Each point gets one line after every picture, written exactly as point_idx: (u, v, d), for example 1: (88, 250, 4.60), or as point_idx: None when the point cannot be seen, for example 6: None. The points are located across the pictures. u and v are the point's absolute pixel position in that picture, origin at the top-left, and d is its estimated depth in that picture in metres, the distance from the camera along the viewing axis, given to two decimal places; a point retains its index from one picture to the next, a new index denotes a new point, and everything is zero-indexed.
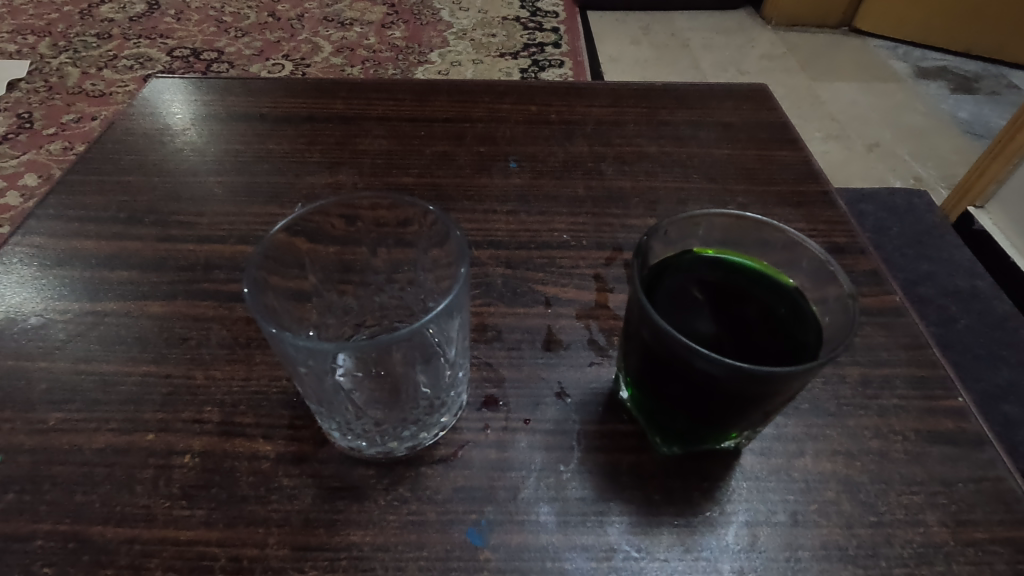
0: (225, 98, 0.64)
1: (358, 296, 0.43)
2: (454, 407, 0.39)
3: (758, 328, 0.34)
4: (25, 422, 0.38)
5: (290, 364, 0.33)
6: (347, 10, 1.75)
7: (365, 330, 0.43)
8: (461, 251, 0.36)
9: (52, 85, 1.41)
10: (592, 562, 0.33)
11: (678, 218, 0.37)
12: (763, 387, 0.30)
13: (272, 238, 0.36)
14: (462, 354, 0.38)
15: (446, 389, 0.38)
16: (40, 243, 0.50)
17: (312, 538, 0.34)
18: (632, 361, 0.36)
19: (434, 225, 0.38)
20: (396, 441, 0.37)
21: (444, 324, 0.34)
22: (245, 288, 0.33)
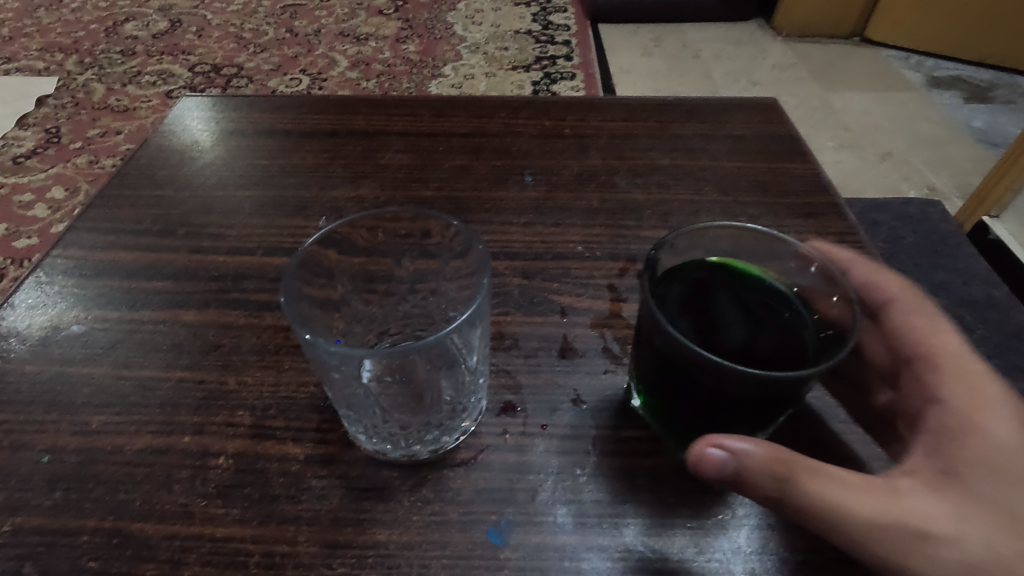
0: (252, 114, 0.67)
1: (382, 305, 0.45)
2: (474, 412, 0.41)
3: (766, 333, 0.35)
4: (69, 424, 0.40)
5: (322, 369, 0.35)
6: (363, 26, 1.79)
7: (388, 337, 0.44)
8: (483, 262, 0.38)
9: (79, 101, 1.46)
10: (608, 562, 0.34)
11: (684, 230, 0.39)
12: (774, 391, 0.32)
13: (305, 250, 0.38)
14: (481, 361, 0.40)
15: (467, 393, 0.40)
16: (79, 255, 0.52)
17: (340, 536, 0.35)
18: (645, 369, 0.37)
19: (457, 238, 0.40)
20: (418, 444, 0.39)
21: (467, 332, 0.36)
22: (281, 297, 0.35)
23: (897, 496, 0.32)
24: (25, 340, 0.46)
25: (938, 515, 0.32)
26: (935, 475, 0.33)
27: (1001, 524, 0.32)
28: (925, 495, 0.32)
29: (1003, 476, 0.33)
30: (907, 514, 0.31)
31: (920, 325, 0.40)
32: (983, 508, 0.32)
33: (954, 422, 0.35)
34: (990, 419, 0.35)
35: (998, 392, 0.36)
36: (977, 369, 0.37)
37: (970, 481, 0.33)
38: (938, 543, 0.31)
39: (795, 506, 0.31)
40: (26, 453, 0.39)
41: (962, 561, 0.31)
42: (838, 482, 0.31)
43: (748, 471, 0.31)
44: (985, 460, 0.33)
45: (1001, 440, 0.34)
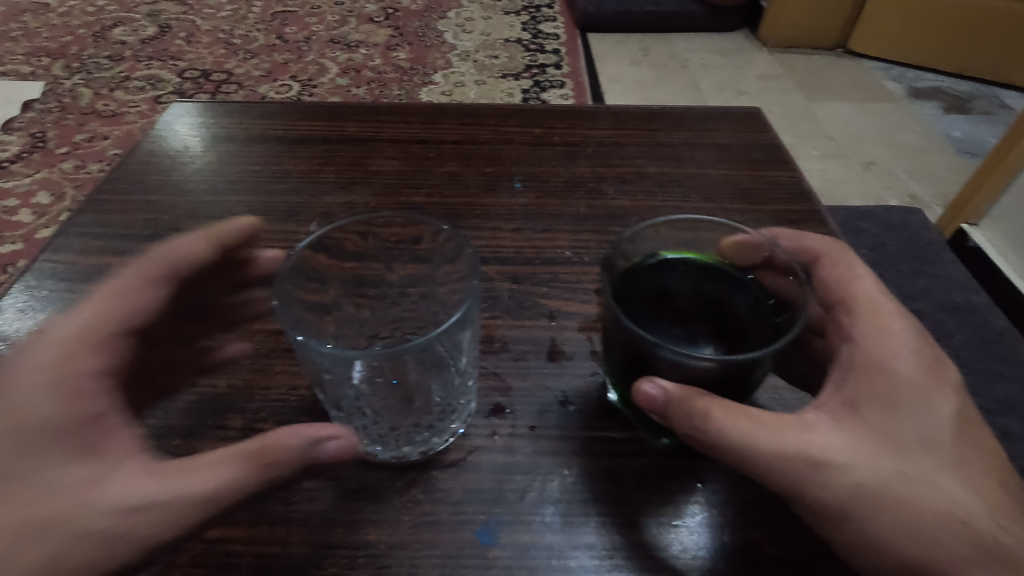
0: (243, 120, 0.67)
1: (373, 309, 0.45)
2: (464, 414, 0.41)
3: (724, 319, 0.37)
4: None
5: (313, 371, 0.36)
6: (354, 33, 1.80)
7: (378, 341, 0.45)
8: (472, 266, 0.38)
9: (67, 106, 1.45)
10: (595, 561, 0.35)
11: (642, 226, 0.40)
12: (738, 372, 0.34)
13: (297, 254, 0.38)
14: (469, 363, 0.40)
15: (456, 395, 0.40)
16: (69, 259, 0.52)
17: (331, 536, 0.36)
18: (613, 361, 0.39)
19: (449, 243, 0.41)
20: (408, 446, 0.39)
21: (455, 335, 0.36)
22: (273, 299, 0.36)
23: (801, 428, 0.34)
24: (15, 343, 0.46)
25: (836, 445, 0.34)
26: (836, 409, 0.36)
27: (892, 451, 0.35)
28: (824, 426, 0.35)
29: (899, 408, 0.36)
30: (807, 443, 0.34)
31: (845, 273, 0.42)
32: (878, 439, 0.35)
33: (860, 361, 0.37)
34: (894, 356, 0.37)
35: (905, 332, 0.39)
36: (889, 311, 0.40)
37: (867, 413, 0.36)
38: (838, 470, 0.34)
39: (712, 443, 0.34)
40: None
41: (857, 486, 0.34)
42: (747, 418, 0.34)
43: (671, 416, 0.34)
44: (883, 395, 0.36)
45: (900, 376, 0.37)
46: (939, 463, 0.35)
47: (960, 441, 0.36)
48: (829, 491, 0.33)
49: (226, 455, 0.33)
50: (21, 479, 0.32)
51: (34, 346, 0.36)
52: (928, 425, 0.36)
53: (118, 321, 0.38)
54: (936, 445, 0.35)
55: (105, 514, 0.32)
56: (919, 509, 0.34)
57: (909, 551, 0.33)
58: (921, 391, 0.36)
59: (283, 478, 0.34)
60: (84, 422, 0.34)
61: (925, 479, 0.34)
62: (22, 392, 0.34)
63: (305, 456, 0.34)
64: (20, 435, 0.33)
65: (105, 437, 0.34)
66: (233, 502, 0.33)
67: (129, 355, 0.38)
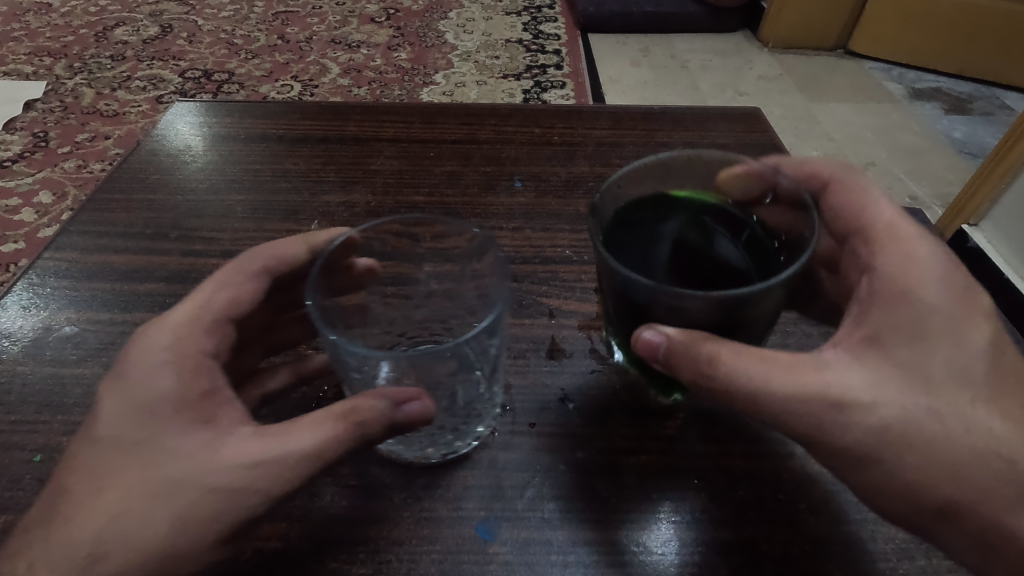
0: (244, 119, 0.68)
1: (400, 308, 0.46)
2: (489, 417, 0.41)
3: (720, 263, 0.37)
4: (61, 425, 0.41)
5: (343, 368, 0.36)
6: (355, 33, 1.80)
7: (406, 340, 0.45)
8: (502, 268, 0.39)
9: (68, 105, 1.46)
10: (593, 557, 0.35)
11: (632, 167, 0.39)
12: (740, 310, 0.33)
13: (330, 249, 0.39)
14: (498, 365, 0.40)
15: (483, 400, 0.40)
16: (71, 257, 0.53)
17: (332, 532, 0.36)
18: (611, 311, 0.39)
19: (476, 242, 0.42)
20: (431, 447, 0.39)
21: (484, 343, 0.36)
22: (306, 299, 0.35)
23: (818, 370, 0.35)
24: (18, 341, 0.47)
25: (857, 383, 0.35)
26: (858, 347, 0.36)
27: (916, 386, 0.35)
28: (845, 365, 0.35)
29: (924, 340, 0.36)
30: (825, 384, 0.34)
31: (857, 202, 0.42)
32: (900, 375, 0.35)
33: (882, 294, 0.37)
34: (920, 288, 0.37)
35: (931, 260, 0.38)
36: (911, 238, 0.39)
37: (891, 349, 0.36)
38: (857, 409, 0.34)
39: (728, 390, 0.34)
40: (18, 453, 0.40)
41: (878, 426, 0.34)
42: (761, 360, 0.34)
43: (676, 361, 0.34)
44: (908, 328, 0.36)
45: (926, 307, 0.36)
46: (967, 396, 0.35)
47: (990, 373, 0.36)
48: (848, 432, 0.34)
49: (319, 416, 0.34)
50: (148, 448, 0.33)
51: (149, 332, 0.37)
52: (954, 358, 0.35)
53: (220, 308, 0.39)
54: (963, 378, 0.35)
55: (224, 474, 0.32)
56: (945, 447, 0.34)
57: (939, 489, 0.34)
58: (948, 324, 0.36)
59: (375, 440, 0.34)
60: (201, 395, 0.35)
61: (952, 415, 0.35)
62: (143, 367, 0.36)
63: (391, 419, 0.34)
64: (143, 408, 0.34)
65: (220, 409, 0.35)
66: (335, 459, 0.33)
67: (228, 342, 0.39)
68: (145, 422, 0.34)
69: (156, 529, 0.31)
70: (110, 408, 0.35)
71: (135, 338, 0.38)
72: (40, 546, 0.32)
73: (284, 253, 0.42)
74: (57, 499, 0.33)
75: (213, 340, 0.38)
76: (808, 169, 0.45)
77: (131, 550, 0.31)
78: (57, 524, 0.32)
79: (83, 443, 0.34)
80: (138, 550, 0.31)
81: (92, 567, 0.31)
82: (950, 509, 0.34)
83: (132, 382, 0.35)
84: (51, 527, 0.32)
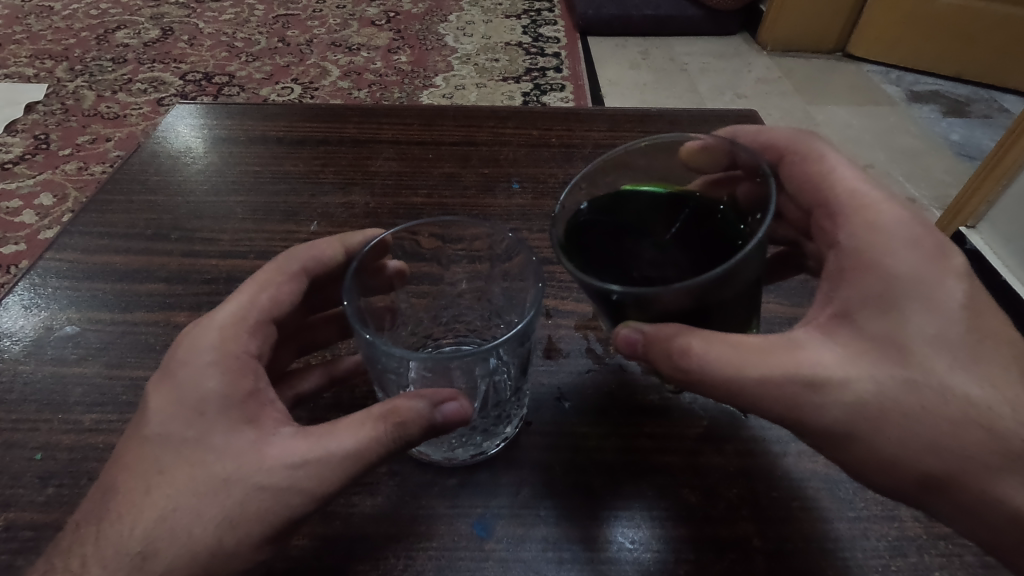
0: (244, 121, 0.68)
1: (428, 309, 0.47)
2: (516, 418, 0.41)
3: (694, 240, 0.36)
4: (61, 423, 0.42)
5: (378, 368, 0.37)
6: (355, 36, 1.81)
7: (432, 342, 0.47)
8: (536, 273, 0.39)
9: (70, 108, 1.46)
10: (588, 553, 0.36)
11: (587, 169, 0.40)
12: (711, 292, 0.32)
13: (361, 254, 0.39)
14: (527, 367, 0.41)
15: (512, 403, 0.40)
16: (72, 257, 0.53)
17: (331, 528, 0.37)
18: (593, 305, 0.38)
19: (508, 244, 0.42)
20: (460, 449, 0.39)
21: (516, 348, 0.36)
22: (344, 299, 0.36)
23: (791, 349, 0.35)
24: (20, 341, 0.47)
25: (830, 361, 0.34)
26: (831, 326, 0.36)
27: (891, 359, 0.34)
28: (817, 343, 0.35)
29: (896, 309, 0.35)
30: (798, 363, 0.34)
31: (819, 168, 0.41)
32: (875, 349, 0.35)
33: (852, 267, 0.36)
34: (890, 256, 0.35)
35: (900, 224, 0.37)
36: (877, 200, 0.38)
37: (864, 324, 0.35)
38: (833, 386, 0.34)
39: (700, 379, 0.34)
40: (19, 450, 0.41)
41: (856, 402, 0.34)
42: (732, 347, 0.34)
43: (652, 356, 0.35)
44: (881, 299, 0.35)
45: (898, 276, 0.35)
46: (948, 362, 0.34)
47: (971, 334, 0.35)
48: (825, 412, 0.34)
49: (361, 417, 0.34)
50: (196, 446, 0.33)
51: (194, 331, 0.38)
52: (932, 324, 0.34)
53: (263, 308, 0.39)
54: (945, 345, 0.34)
55: (270, 473, 0.32)
56: (928, 418, 0.34)
57: (926, 462, 0.34)
58: (923, 290, 0.35)
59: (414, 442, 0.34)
60: (246, 395, 0.35)
61: (933, 385, 0.34)
62: (191, 369, 0.36)
63: (430, 420, 0.34)
64: (191, 406, 0.34)
65: (263, 409, 0.35)
66: (378, 460, 0.33)
67: (270, 343, 0.39)
68: (193, 421, 0.34)
69: (205, 527, 0.32)
70: (160, 406, 0.35)
71: (182, 336, 0.38)
72: (87, 542, 0.33)
73: (321, 253, 0.42)
74: (107, 496, 0.33)
75: (257, 339, 0.38)
76: (765, 138, 0.45)
77: (181, 548, 0.31)
78: (110, 520, 0.33)
79: (132, 440, 0.35)
80: (186, 548, 0.31)
81: (143, 565, 0.31)
82: (937, 481, 0.34)
83: (180, 380, 0.35)
84: (103, 523, 0.33)
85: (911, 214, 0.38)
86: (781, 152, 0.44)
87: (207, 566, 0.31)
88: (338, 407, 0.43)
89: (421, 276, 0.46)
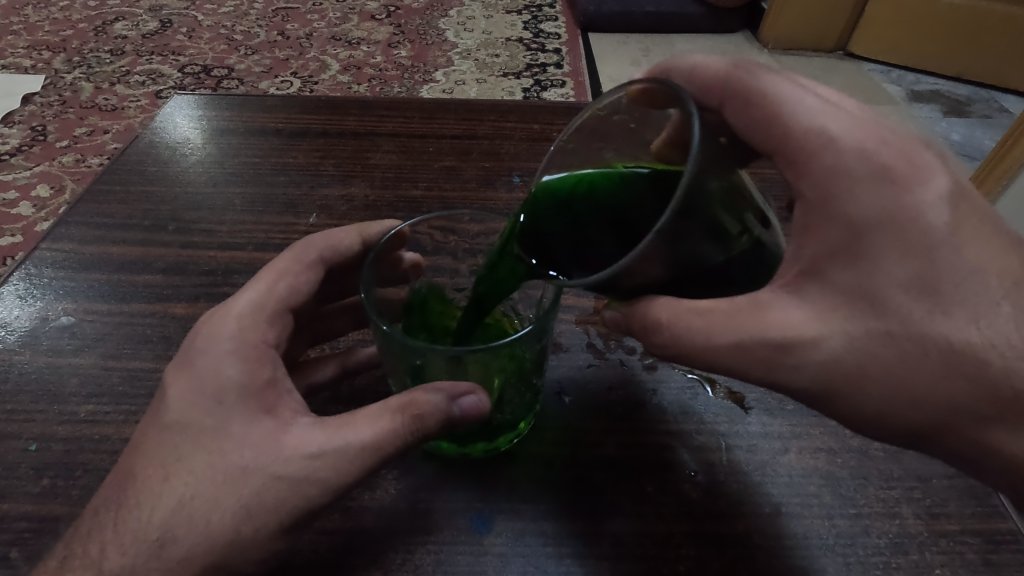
0: (243, 113, 0.68)
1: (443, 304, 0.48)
2: (531, 416, 0.41)
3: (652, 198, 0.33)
4: (57, 414, 0.41)
5: (393, 360, 0.37)
6: (355, 30, 1.80)
7: None
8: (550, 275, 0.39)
9: (67, 99, 1.45)
10: (588, 549, 0.36)
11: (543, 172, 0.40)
12: (669, 258, 0.30)
13: (377, 246, 0.39)
14: (544, 364, 0.40)
15: (526, 400, 0.40)
16: (69, 247, 0.53)
17: (329, 522, 0.36)
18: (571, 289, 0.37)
19: None
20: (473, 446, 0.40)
21: (533, 345, 0.36)
22: (361, 290, 0.37)
23: (756, 311, 0.32)
24: (15, 331, 0.47)
25: (796, 322, 0.32)
26: (799, 285, 0.32)
27: (864, 313, 0.31)
28: (783, 302, 0.32)
29: (865, 256, 0.31)
30: (761, 327, 0.32)
31: (768, 107, 0.33)
32: (846, 303, 0.31)
33: (818, 217, 0.32)
34: (856, 198, 0.31)
35: (866, 153, 0.31)
36: (836, 133, 0.31)
37: (834, 277, 0.31)
38: (800, 348, 0.32)
39: (672, 352, 0.33)
40: (13, 441, 0.40)
41: (828, 361, 0.32)
42: (696, 313, 0.32)
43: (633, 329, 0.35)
44: (849, 250, 0.31)
45: (866, 222, 0.31)
46: (927, 310, 0.30)
47: (961, 270, 0.30)
48: (798, 372, 0.32)
49: (379, 409, 0.33)
50: (217, 436, 0.33)
51: (212, 320, 0.37)
52: (908, 267, 0.30)
53: (281, 298, 0.38)
54: (924, 288, 0.30)
55: (288, 463, 0.32)
56: (910, 370, 0.31)
57: (911, 417, 0.32)
58: (896, 232, 0.30)
59: (427, 435, 0.34)
60: (264, 385, 0.35)
61: (913, 335, 0.31)
62: (209, 358, 0.35)
63: (447, 413, 0.34)
64: (210, 395, 0.34)
65: (281, 399, 0.35)
66: (390, 454, 0.33)
67: (287, 333, 0.38)
68: (212, 410, 0.34)
69: (223, 516, 0.31)
70: (178, 393, 0.34)
71: (201, 325, 0.37)
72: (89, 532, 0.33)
73: (339, 243, 0.42)
74: (115, 487, 0.33)
75: (275, 329, 0.37)
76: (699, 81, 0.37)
77: (199, 537, 0.31)
78: (121, 508, 0.32)
79: (151, 428, 0.34)
80: (204, 537, 0.31)
81: (160, 553, 0.31)
82: (924, 434, 0.32)
83: (199, 369, 0.35)
84: (122, 511, 0.32)
85: (878, 137, 0.31)
86: (719, 93, 0.36)
87: (221, 557, 0.31)
88: (337, 399, 0.43)
89: (436, 269, 0.46)
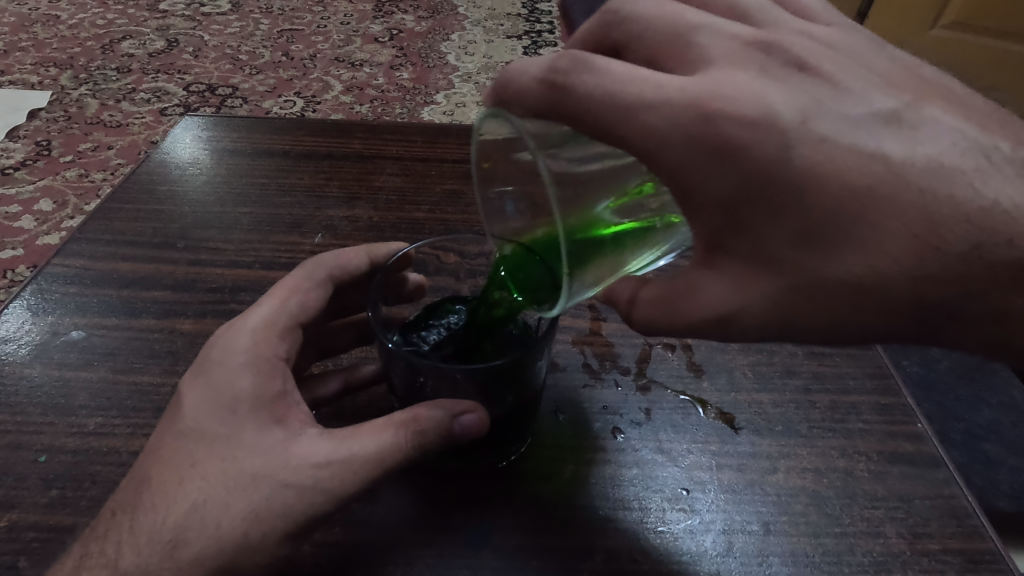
0: (250, 134, 0.70)
1: None
2: (529, 434, 0.42)
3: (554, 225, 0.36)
4: (66, 427, 0.42)
5: (395, 377, 0.39)
6: (358, 52, 1.84)
7: None
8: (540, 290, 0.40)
9: (72, 115, 1.47)
10: (580, 563, 0.37)
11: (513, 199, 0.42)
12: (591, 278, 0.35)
13: (384, 268, 0.41)
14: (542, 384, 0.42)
15: (525, 421, 0.41)
16: (82, 264, 0.54)
17: (330, 534, 0.37)
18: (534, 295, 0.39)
19: None
20: (473, 464, 0.41)
21: (531, 365, 0.37)
22: (368, 308, 0.38)
23: (686, 296, 0.33)
24: (26, 345, 0.48)
25: (723, 298, 0.32)
26: (710, 260, 0.33)
27: (772, 274, 0.31)
28: (705, 283, 0.33)
29: (748, 225, 0.31)
30: (697, 310, 0.33)
31: (602, 120, 0.30)
32: (755, 269, 0.32)
33: (690, 205, 0.31)
34: (708, 183, 0.30)
35: (698, 138, 0.30)
36: (671, 129, 0.30)
37: (736, 250, 0.32)
38: (736, 321, 0.33)
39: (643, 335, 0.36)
40: (24, 452, 0.41)
41: (764, 321, 0.33)
42: (654, 302, 0.35)
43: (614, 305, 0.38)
44: (734, 224, 0.31)
45: (731, 200, 0.30)
46: (819, 253, 0.31)
47: (834, 207, 0.30)
48: (747, 333, 0.34)
49: (385, 423, 0.35)
50: (228, 444, 0.34)
51: (227, 333, 0.38)
52: (789, 221, 0.30)
53: (292, 314, 0.40)
54: (810, 233, 0.30)
55: (297, 472, 0.33)
56: (834, 305, 0.31)
57: (861, 328, 0.33)
58: (760, 197, 0.30)
59: (429, 449, 0.35)
60: (275, 397, 0.36)
61: (817, 280, 0.31)
62: (222, 369, 0.37)
63: (448, 429, 0.35)
64: (223, 405, 0.35)
65: (290, 410, 0.36)
66: (394, 466, 0.34)
67: (297, 347, 0.40)
68: (223, 421, 0.35)
69: (232, 521, 0.32)
70: (190, 405, 0.36)
71: (215, 338, 0.39)
72: (98, 540, 0.34)
73: (348, 262, 0.44)
74: (126, 496, 0.34)
75: (285, 343, 0.39)
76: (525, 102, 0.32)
77: (209, 542, 0.32)
78: (131, 517, 0.33)
79: (163, 437, 0.35)
80: (214, 539, 0.32)
81: (169, 560, 0.32)
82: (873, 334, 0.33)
83: (213, 380, 0.36)
84: (132, 519, 0.33)
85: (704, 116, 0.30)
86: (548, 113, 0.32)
87: (228, 562, 0.32)
88: (340, 414, 0.44)
89: (439, 288, 0.48)
